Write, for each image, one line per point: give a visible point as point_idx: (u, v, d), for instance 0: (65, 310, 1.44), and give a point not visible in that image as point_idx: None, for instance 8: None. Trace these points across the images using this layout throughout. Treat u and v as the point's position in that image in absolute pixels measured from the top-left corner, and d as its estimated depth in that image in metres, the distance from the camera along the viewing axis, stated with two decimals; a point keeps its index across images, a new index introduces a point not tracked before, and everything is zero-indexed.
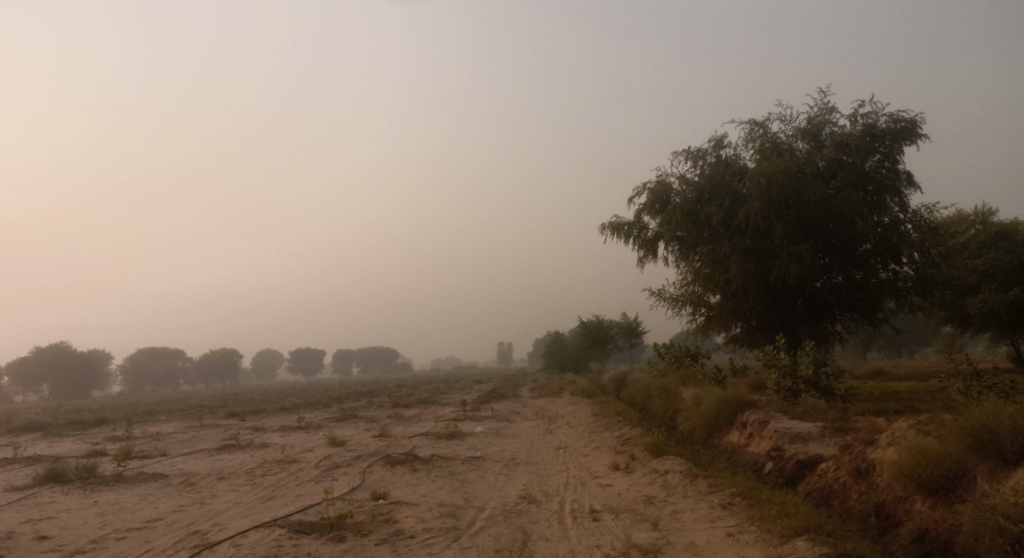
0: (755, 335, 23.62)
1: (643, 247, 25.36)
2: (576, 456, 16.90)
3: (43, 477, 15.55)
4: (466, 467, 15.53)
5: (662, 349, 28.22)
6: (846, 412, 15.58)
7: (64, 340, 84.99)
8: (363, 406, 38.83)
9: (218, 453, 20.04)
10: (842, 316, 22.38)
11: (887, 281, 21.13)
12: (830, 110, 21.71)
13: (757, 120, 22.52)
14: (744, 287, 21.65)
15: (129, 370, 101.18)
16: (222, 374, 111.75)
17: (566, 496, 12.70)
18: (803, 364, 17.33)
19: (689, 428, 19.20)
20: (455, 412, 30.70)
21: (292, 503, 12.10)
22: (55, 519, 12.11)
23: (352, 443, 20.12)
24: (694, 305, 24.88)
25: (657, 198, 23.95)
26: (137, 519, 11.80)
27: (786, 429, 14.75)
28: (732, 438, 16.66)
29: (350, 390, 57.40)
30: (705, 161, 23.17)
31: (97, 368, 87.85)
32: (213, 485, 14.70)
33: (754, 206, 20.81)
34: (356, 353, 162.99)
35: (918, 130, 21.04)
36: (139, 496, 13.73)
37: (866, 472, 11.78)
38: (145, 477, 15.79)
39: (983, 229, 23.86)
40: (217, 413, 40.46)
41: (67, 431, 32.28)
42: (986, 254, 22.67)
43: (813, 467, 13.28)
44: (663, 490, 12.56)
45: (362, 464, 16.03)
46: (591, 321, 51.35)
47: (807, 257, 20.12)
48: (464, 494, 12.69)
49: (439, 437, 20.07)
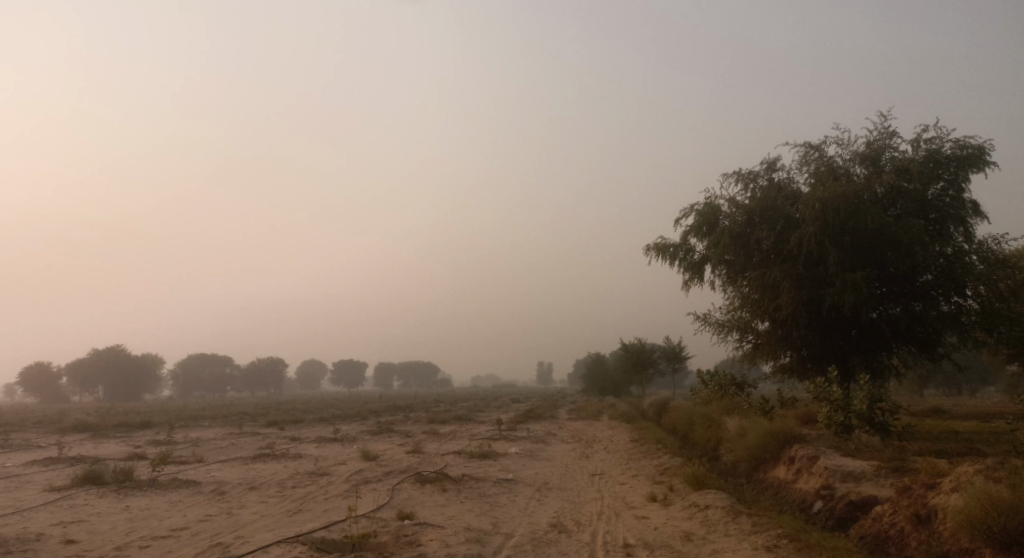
0: (805, 365, 22.66)
1: (689, 271, 24.67)
2: (612, 484, 16.30)
3: (80, 478, 15.64)
4: (497, 489, 15.08)
5: (706, 376, 27.36)
6: (903, 452, 14.65)
7: (119, 343, 87.61)
8: (400, 420, 38.62)
9: (252, 462, 19.99)
10: (899, 349, 21.29)
11: (949, 314, 19.97)
12: (891, 134, 20.81)
13: (812, 142, 21.75)
14: (794, 314, 20.80)
15: (179, 375, 103.51)
16: (267, 382, 113.55)
17: (600, 527, 12.13)
18: (856, 398, 16.41)
19: (733, 460, 18.38)
20: (492, 430, 30.29)
21: (318, 519, 11.82)
22: (85, 522, 12.06)
23: (386, 458, 19.85)
24: (742, 331, 24.04)
25: (705, 221, 23.30)
26: (163, 527, 11.66)
27: (838, 466, 13.92)
28: (779, 473, 15.84)
29: (388, 404, 57.36)
30: (757, 183, 22.45)
31: (149, 371, 90.19)
32: (243, 495, 14.56)
33: (808, 231, 19.99)
34: (398, 366, 164.02)
35: (986, 157, 19.96)
36: (169, 502, 13.65)
37: (926, 519, 10.93)
38: (177, 483, 15.76)
39: None
40: (257, 421, 40.77)
41: (113, 432, 32.91)
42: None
43: (866, 509, 12.43)
44: (703, 526, 11.89)
45: (393, 481, 15.72)
46: (634, 344, 50.39)
47: (862, 286, 19.21)
48: (493, 519, 12.24)
49: (473, 457, 19.68)
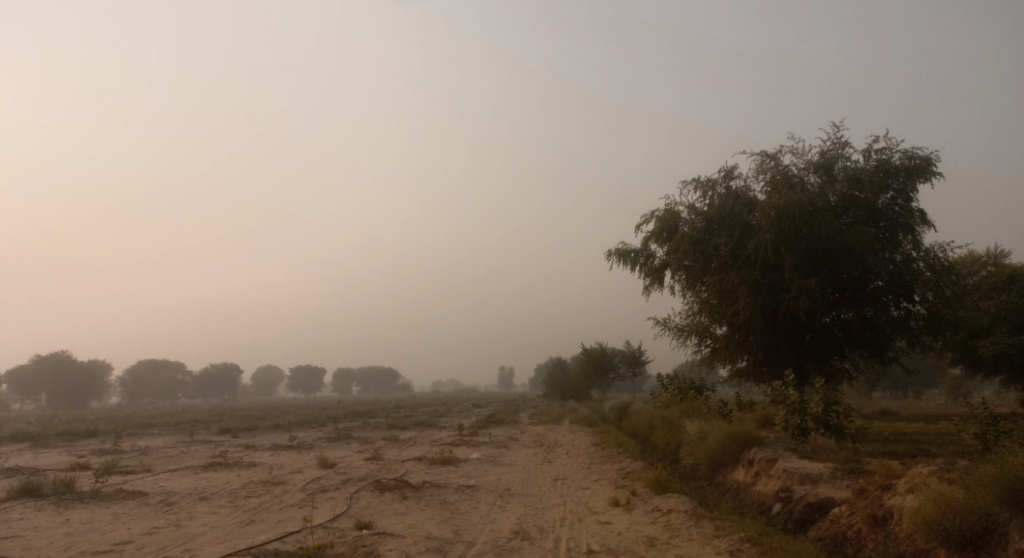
0: (761, 369, 22.93)
1: (649, 276, 24.80)
2: (574, 489, 16.19)
3: (19, 491, 14.90)
4: (458, 496, 14.83)
5: (665, 381, 27.52)
6: (858, 454, 14.86)
7: (65, 349, 84.65)
8: (359, 426, 38.02)
9: (204, 471, 19.36)
10: (851, 352, 21.72)
11: (898, 319, 20.48)
12: (843, 144, 21.22)
13: (768, 151, 22.07)
14: (751, 319, 21.02)
15: (129, 382, 100.53)
16: (221, 388, 111.04)
17: (563, 534, 11.97)
18: (812, 401, 16.61)
19: (693, 463, 18.48)
20: (452, 436, 30.00)
21: (271, 530, 11.43)
22: (21, 538, 11.44)
23: (343, 466, 19.43)
24: (700, 335, 24.24)
25: (665, 227, 23.44)
26: (106, 541, 11.13)
27: (796, 469, 14.03)
28: (738, 476, 15.92)
29: (346, 410, 56.50)
30: (715, 191, 22.66)
31: (96, 379, 87.31)
32: (193, 506, 14.04)
33: (764, 238, 20.23)
34: (357, 372, 162.26)
35: (933, 167, 20.46)
36: (113, 515, 13.07)
37: (883, 520, 11.05)
38: (123, 494, 15.13)
39: (995, 271, 23.32)
40: (210, 429, 39.71)
41: (57, 442, 31.64)
42: (998, 296, 22.09)
43: (824, 511, 12.55)
44: (666, 531, 11.83)
45: (350, 489, 15.35)
46: (594, 349, 50.53)
47: (817, 292, 19.50)
48: (453, 527, 11.99)
49: (433, 463, 19.39)
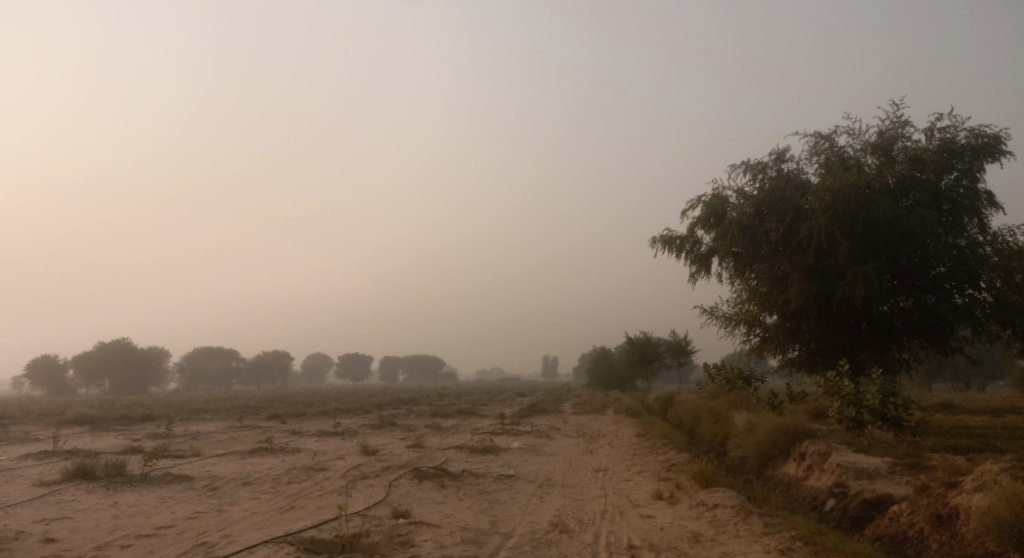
0: (814, 359, 22.14)
1: (696, 263, 24.12)
2: (616, 480, 15.82)
3: (71, 473, 15.23)
4: (497, 486, 14.62)
5: (712, 371, 26.83)
6: (918, 448, 14.12)
7: (125, 336, 87.44)
8: (403, 414, 38.20)
9: (250, 456, 19.58)
10: (909, 342, 20.75)
11: (962, 307, 19.44)
12: (903, 123, 20.17)
13: (822, 132, 21.15)
14: (804, 308, 20.22)
15: (185, 368, 103.67)
16: (272, 375, 113.53)
17: (603, 527, 11.63)
18: (869, 392, 15.85)
19: (741, 456, 17.90)
20: (495, 424, 29.91)
21: (309, 517, 11.35)
22: (69, 519, 11.62)
23: (385, 453, 19.44)
24: (749, 324, 23.50)
25: (713, 212, 22.72)
26: (148, 525, 11.21)
27: (851, 463, 13.37)
28: (789, 470, 15.32)
29: (392, 397, 56.95)
30: (766, 175, 21.82)
31: (155, 365, 90.09)
32: (236, 491, 14.13)
33: (818, 222, 19.40)
34: (403, 360, 164.16)
35: (1002, 146, 19.27)
36: (159, 499, 13.21)
37: (948, 519, 10.40)
38: (170, 478, 15.34)
39: None
40: (260, 414, 40.39)
41: (114, 426, 32.57)
42: None
43: (881, 508, 11.94)
44: (712, 527, 11.37)
45: (390, 477, 15.28)
46: (639, 338, 49.80)
47: (874, 279, 18.62)
48: (491, 518, 11.75)
49: (474, 452, 19.25)
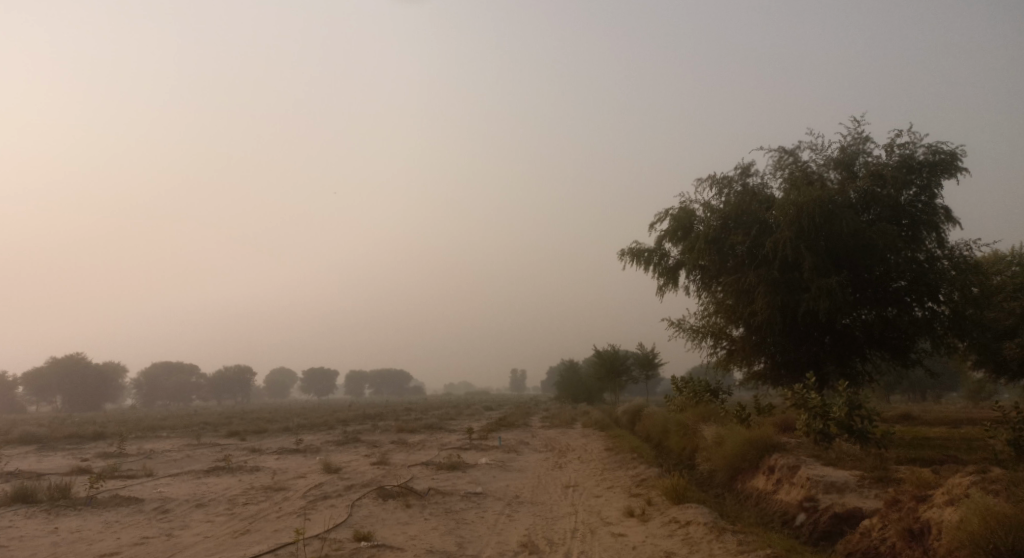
0: (779, 372, 22.13)
1: (663, 276, 24.06)
2: (586, 497, 15.49)
3: (12, 497, 14.38)
4: (464, 504, 14.19)
5: (679, 383, 26.73)
6: (885, 460, 14.07)
7: (80, 351, 84.74)
8: (368, 429, 37.39)
9: (206, 476, 18.80)
10: (872, 354, 20.89)
11: (922, 319, 19.59)
12: (864, 139, 20.36)
13: (786, 147, 21.27)
14: (769, 320, 20.21)
15: (143, 384, 100.85)
16: (234, 391, 111.10)
17: (574, 547, 11.27)
18: (835, 405, 15.79)
19: (710, 470, 17.74)
20: (462, 439, 29.41)
21: (265, 541, 10.79)
22: (4, 548, 10.88)
23: (348, 471, 18.84)
24: (716, 337, 23.46)
25: (680, 225, 22.69)
26: (91, 552, 10.54)
27: (820, 476, 13.24)
28: (758, 483, 15.18)
29: (356, 412, 55.87)
30: (731, 189, 21.85)
31: (110, 381, 87.39)
32: (189, 514, 13.47)
33: (783, 236, 19.43)
34: (368, 374, 162.27)
35: (959, 162, 19.54)
36: (105, 523, 12.50)
37: (920, 534, 10.28)
38: (119, 500, 14.59)
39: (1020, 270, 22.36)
40: (220, 431, 39.19)
41: (65, 445, 31.31)
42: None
43: (852, 523, 11.82)
44: (685, 545, 11.10)
45: (353, 496, 14.73)
46: (607, 351, 49.72)
47: (838, 292, 18.68)
48: (457, 538, 11.32)
49: (440, 468, 18.77)
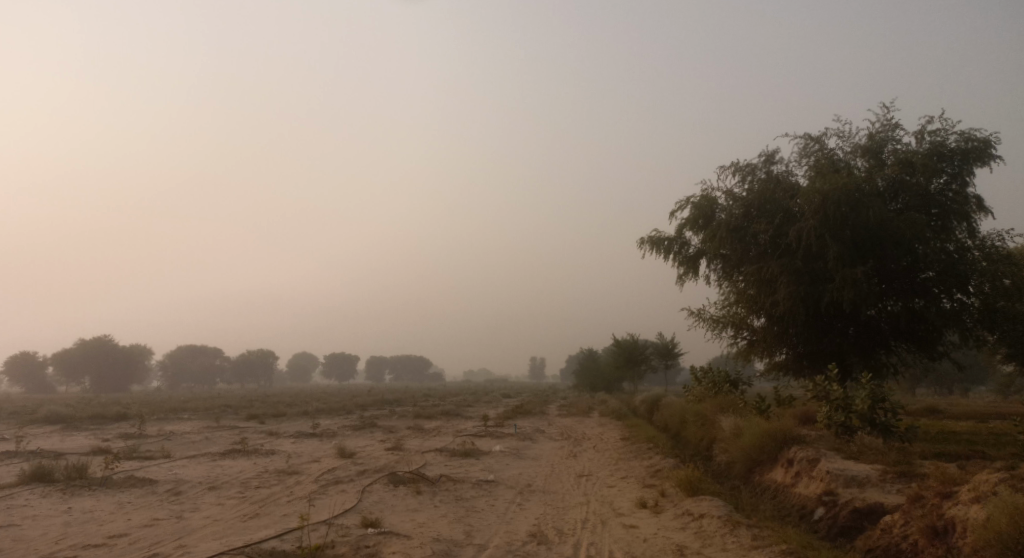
0: (801, 363, 21.69)
1: (684, 265, 23.67)
2: (600, 487, 15.29)
3: (28, 476, 14.49)
4: (475, 492, 14.06)
5: (698, 374, 26.38)
6: (908, 455, 13.68)
7: (107, 334, 85.94)
8: (386, 415, 37.47)
9: (221, 458, 18.86)
10: (897, 346, 20.38)
11: (950, 311, 19.02)
12: (894, 126, 19.75)
13: (812, 133, 20.72)
14: (791, 311, 19.77)
15: (168, 366, 102.34)
16: (256, 374, 112.22)
17: (584, 538, 11.06)
18: (858, 398, 15.39)
19: (727, 461, 17.44)
20: (478, 426, 29.34)
21: (272, 525, 10.72)
22: (14, 527, 10.92)
23: (362, 456, 18.82)
24: (736, 327, 23.07)
25: (701, 213, 22.27)
26: (100, 533, 10.53)
27: (841, 470, 12.89)
28: (776, 476, 14.86)
29: (375, 397, 56.12)
30: (755, 176, 21.36)
31: (136, 363, 88.75)
32: (201, 496, 13.46)
33: (807, 224, 18.96)
34: (389, 360, 163.30)
35: (992, 150, 18.89)
36: (117, 504, 12.52)
37: (944, 532, 9.94)
38: (133, 481, 14.63)
39: None
40: (240, 414, 39.52)
41: (87, 425, 31.65)
42: None
43: (873, 518, 11.49)
44: (698, 539, 10.85)
45: (365, 482, 14.67)
46: (626, 340, 49.33)
47: (863, 282, 18.19)
48: (466, 527, 11.17)
49: (454, 455, 18.66)
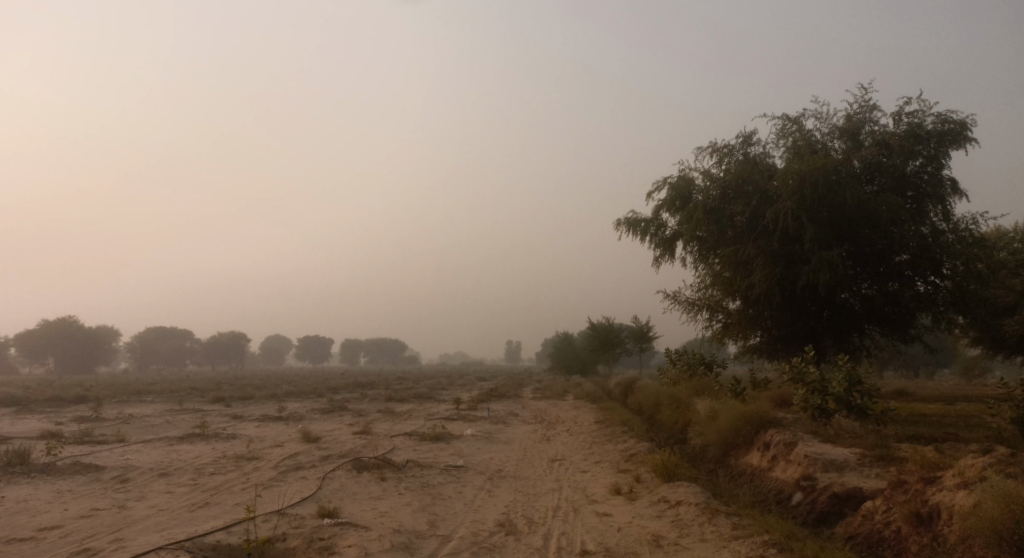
0: (776, 346, 21.32)
1: (660, 247, 23.15)
2: (572, 472, 14.77)
3: None
4: (443, 479, 13.44)
5: (673, 357, 25.97)
6: (885, 438, 13.27)
7: (71, 314, 83.75)
8: (357, 398, 36.59)
9: (178, 443, 18.00)
10: (870, 329, 20.05)
11: (924, 294, 18.64)
12: (872, 107, 19.29)
13: (789, 114, 20.19)
14: (767, 294, 19.31)
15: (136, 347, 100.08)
16: (227, 356, 110.33)
17: (555, 527, 10.51)
18: (834, 380, 15.00)
19: (702, 445, 17.01)
20: (451, 409, 28.73)
21: (220, 516, 9.98)
22: None
23: (328, 440, 18.07)
24: (711, 310, 22.65)
25: (678, 194, 21.71)
26: (30, 526, 9.71)
27: (819, 454, 12.48)
28: (752, 460, 14.44)
29: (346, 380, 55.07)
30: (733, 157, 20.81)
31: (103, 344, 86.72)
32: (149, 484, 12.67)
33: (784, 206, 18.47)
34: (363, 343, 161.92)
35: (968, 132, 18.51)
36: (56, 493, 11.68)
37: (928, 519, 9.55)
38: (77, 468, 13.75)
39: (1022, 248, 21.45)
40: (205, 397, 38.38)
41: (43, 408, 30.38)
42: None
43: (851, 504, 11.10)
44: (674, 528, 10.33)
45: (327, 468, 13.96)
46: (601, 323, 48.85)
47: (839, 265, 17.76)
48: (430, 516, 10.55)
49: (422, 440, 18.02)
